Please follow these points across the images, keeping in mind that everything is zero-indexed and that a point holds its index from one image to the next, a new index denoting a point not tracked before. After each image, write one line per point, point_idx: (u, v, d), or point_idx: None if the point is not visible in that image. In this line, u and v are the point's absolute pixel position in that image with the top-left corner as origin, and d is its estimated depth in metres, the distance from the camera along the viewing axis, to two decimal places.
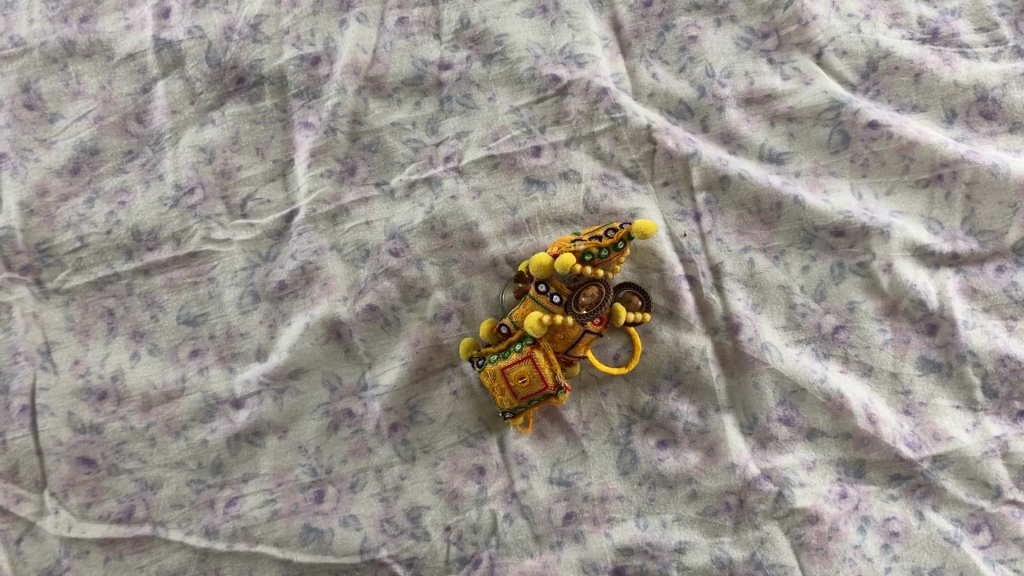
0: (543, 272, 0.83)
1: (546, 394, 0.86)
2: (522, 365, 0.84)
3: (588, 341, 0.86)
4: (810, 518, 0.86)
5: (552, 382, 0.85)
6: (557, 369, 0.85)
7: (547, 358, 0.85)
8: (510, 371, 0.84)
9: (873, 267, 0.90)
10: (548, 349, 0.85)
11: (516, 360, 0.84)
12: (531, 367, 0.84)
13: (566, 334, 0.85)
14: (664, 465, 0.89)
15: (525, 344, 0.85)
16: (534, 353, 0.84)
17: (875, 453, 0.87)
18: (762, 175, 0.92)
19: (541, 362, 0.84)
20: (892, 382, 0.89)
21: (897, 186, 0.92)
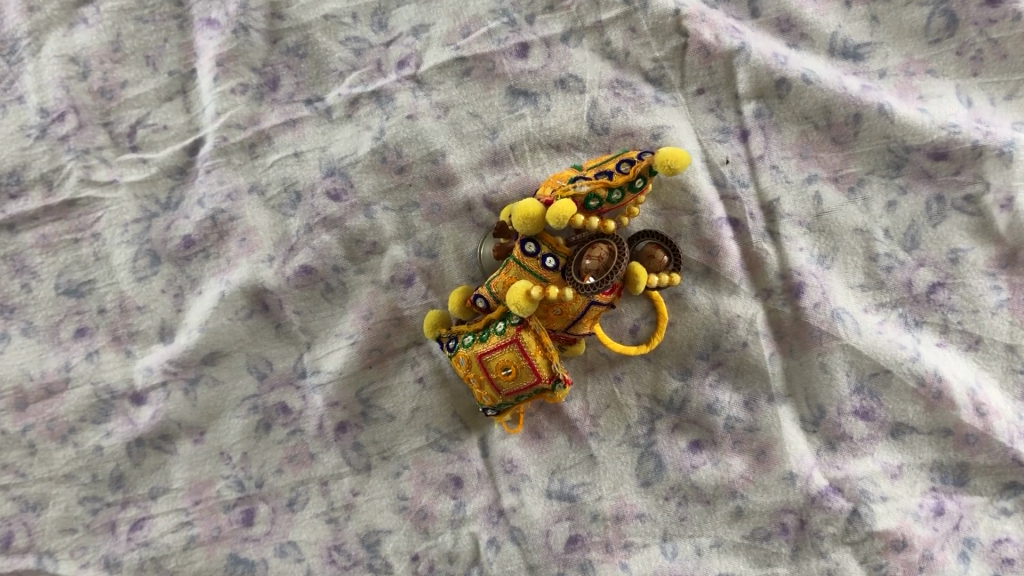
0: (531, 225, 0.59)
1: (539, 390, 0.63)
2: (505, 352, 0.61)
3: (596, 316, 0.63)
4: (895, 544, 0.64)
5: (547, 374, 0.62)
6: (554, 357, 0.62)
7: (539, 342, 0.62)
8: (491, 361, 0.62)
9: (986, 202, 0.66)
10: (541, 330, 0.62)
11: (498, 345, 0.61)
12: (518, 355, 0.61)
13: (564, 310, 0.61)
14: (698, 474, 0.67)
15: (509, 324, 0.61)
16: (521, 337, 0.61)
17: (983, 456, 0.65)
18: (835, 77, 0.67)
19: (532, 349, 0.61)
20: (1008, 359, 0.66)
21: (1021, 88, 0.66)
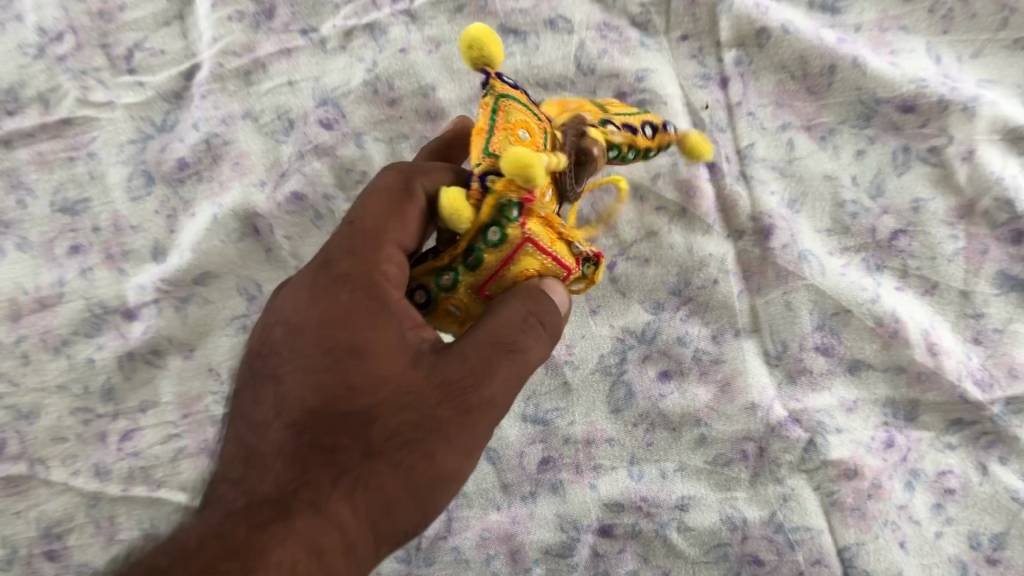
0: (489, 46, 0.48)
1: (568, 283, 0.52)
2: (519, 262, 0.47)
3: (553, 198, 0.50)
4: (846, 473, 0.68)
5: (573, 260, 0.50)
6: (573, 236, 0.50)
7: (550, 227, 0.48)
8: (496, 284, 0.48)
9: (948, 153, 0.70)
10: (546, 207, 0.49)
11: (507, 262, 0.47)
12: (540, 258, 0.48)
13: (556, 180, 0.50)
14: (666, 403, 0.70)
15: (509, 222, 0.46)
16: (533, 231, 0.47)
17: (934, 394, 0.69)
18: (812, 30, 0.71)
19: (550, 241, 0.48)
20: (961, 304, 0.70)
21: (989, 47, 0.70)
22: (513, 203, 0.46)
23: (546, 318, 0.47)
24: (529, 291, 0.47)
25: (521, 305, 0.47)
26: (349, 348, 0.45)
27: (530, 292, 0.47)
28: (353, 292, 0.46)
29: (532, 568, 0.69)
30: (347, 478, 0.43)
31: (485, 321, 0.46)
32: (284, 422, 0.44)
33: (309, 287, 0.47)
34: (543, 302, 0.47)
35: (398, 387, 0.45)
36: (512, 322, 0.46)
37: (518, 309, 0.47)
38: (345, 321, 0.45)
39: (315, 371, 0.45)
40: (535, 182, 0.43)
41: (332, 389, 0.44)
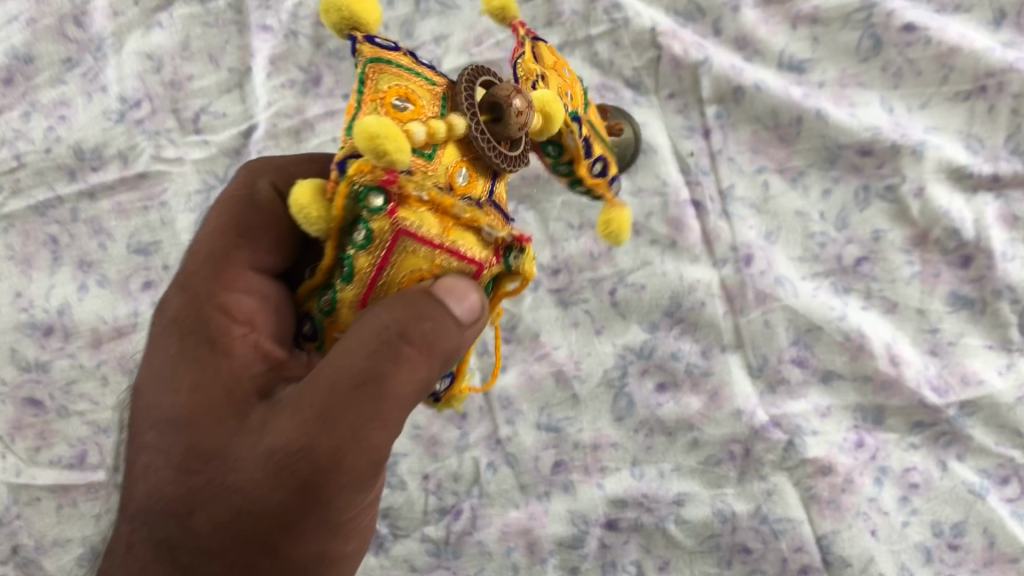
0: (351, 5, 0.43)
1: (491, 276, 0.46)
2: (401, 263, 0.42)
3: (467, 177, 0.45)
4: (822, 469, 0.78)
5: (485, 251, 0.44)
6: (482, 220, 0.43)
7: (444, 214, 0.42)
8: (383, 285, 0.43)
9: (903, 191, 0.81)
10: (431, 185, 0.41)
11: (383, 265, 0.42)
12: (427, 253, 0.42)
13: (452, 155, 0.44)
14: (663, 410, 0.81)
15: (372, 215, 0.40)
16: (407, 223, 0.41)
17: (897, 399, 0.79)
18: (781, 86, 0.82)
19: (442, 228, 0.42)
20: (919, 320, 0.80)
21: (934, 99, 0.81)
22: (376, 190, 0.40)
23: (408, 332, 0.42)
24: (390, 309, 0.42)
25: (369, 340, 0.42)
26: (185, 420, 0.46)
27: (393, 310, 0.42)
28: (187, 344, 0.48)
29: (548, 558, 0.79)
30: (193, 570, 0.45)
31: (331, 361, 0.43)
32: (135, 508, 0.46)
33: (149, 342, 0.49)
34: (406, 322, 0.42)
35: (224, 477, 0.44)
36: (364, 364, 0.42)
37: (387, 316, 0.42)
38: (171, 396, 0.46)
39: (155, 471, 0.46)
40: (384, 159, 0.38)
41: (173, 467, 0.45)
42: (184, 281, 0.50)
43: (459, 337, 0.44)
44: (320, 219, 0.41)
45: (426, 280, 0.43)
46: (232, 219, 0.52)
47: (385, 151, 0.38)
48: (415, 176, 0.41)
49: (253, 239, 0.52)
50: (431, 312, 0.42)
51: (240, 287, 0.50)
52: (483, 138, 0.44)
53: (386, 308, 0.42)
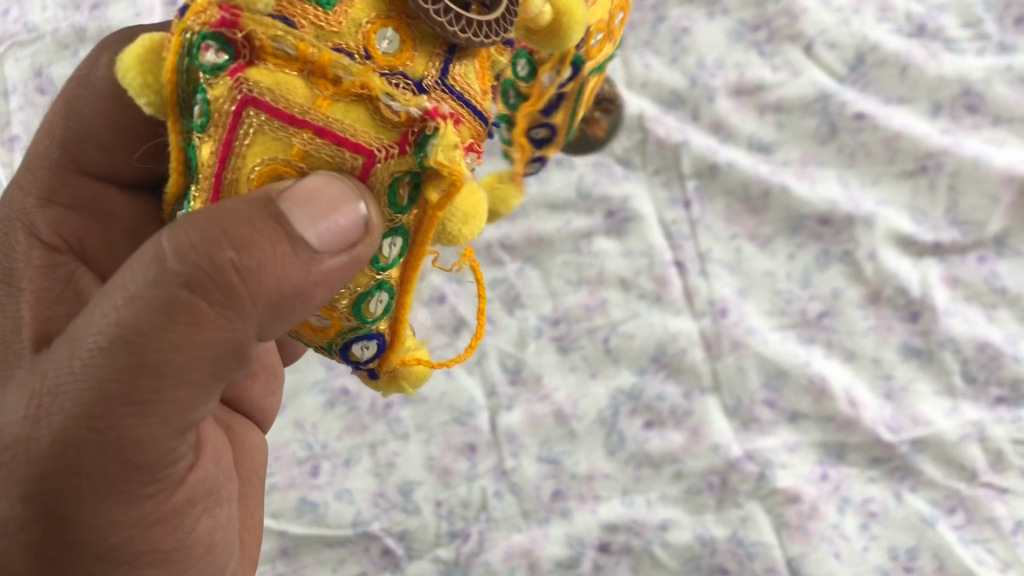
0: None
1: (401, 169, 0.40)
2: (257, 139, 0.39)
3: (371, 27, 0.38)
4: (791, 498, 0.88)
5: (385, 133, 0.39)
6: (375, 87, 0.38)
7: (323, 78, 0.38)
8: (232, 179, 0.40)
9: (858, 255, 0.93)
10: (301, 33, 0.37)
11: (224, 149, 0.39)
12: (285, 132, 0.38)
13: (365, 8, 0.38)
14: (650, 445, 0.91)
15: (213, 73, 0.38)
16: (251, 88, 0.37)
17: (856, 437, 0.89)
18: (751, 164, 0.96)
19: (312, 100, 0.38)
20: (874, 368, 0.92)
21: (883, 177, 0.94)
22: (214, 42, 0.37)
23: (235, 244, 0.39)
24: (181, 235, 0.39)
25: (150, 265, 0.40)
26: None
27: (203, 224, 0.39)
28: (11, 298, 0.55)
29: None
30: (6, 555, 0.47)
31: (106, 299, 0.41)
32: None
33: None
34: (205, 246, 0.39)
35: None
36: (139, 315, 0.40)
37: (176, 243, 0.39)
38: None
39: None
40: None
41: None
42: (8, 199, 0.61)
43: (280, 273, 0.41)
44: (149, 89, 0.40)
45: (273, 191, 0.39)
46: (69, 106, 0.61)
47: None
48: (278, 25, 0.37)
49: (87, 132, 0.61)
50: (263, 226, 0.39)
51: (62, 193, 0.61)
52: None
53: (182, 229, 0.39)
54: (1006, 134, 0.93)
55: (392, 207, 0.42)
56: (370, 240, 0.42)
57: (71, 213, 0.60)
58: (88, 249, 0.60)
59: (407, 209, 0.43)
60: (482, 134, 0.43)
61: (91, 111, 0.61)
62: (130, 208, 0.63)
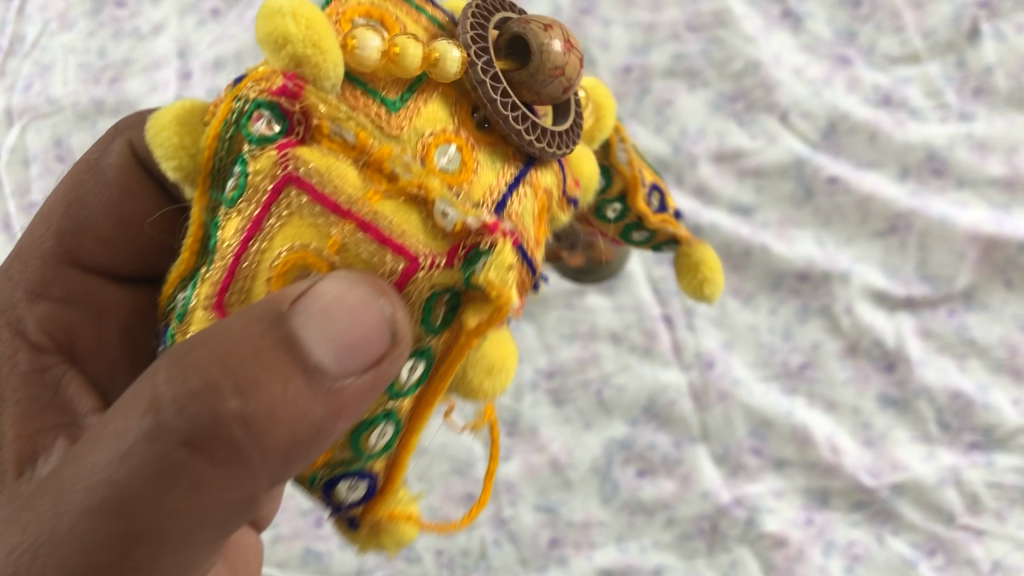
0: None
1: (435, 285, 0.42)
2: (286, 224, 0.41)
3: (433, 142, 0.43)
4: (779, 542, 0.92)
5: (434, 241, 0.41)
6: (432, 190, 0.41)
7: (376, 174, 0.41)
8: (252, 260, 0.42)
9: (836, 309, 0.99)
10: (362, 126, 0.41)
11: (253, 228, 0.41)
12: (326, 220, 0.41)
13: (430, 123, 0.43)
14: (642, 492, 0.95)
15: (261, 143, 0.41)
16: (299, 167, 0.40)
17: (839, 482, 0.94)
18: (733, 225, 1.02)
19: (362, 192, 0.41)
20: (854, 417, 0.97)
21: (856, 236, 1.00)
22: (268, 112, 0.41)
23: (238, 387, 0.40)
24: (177, 382, 0.40)
25: (147, 415, 0.41)
26: None
27: (202, 365, 0.40)
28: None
29: None
30: None
31: (100, 449, 0.42)
32: None
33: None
34: (207, 394, 0.40)
35: None
36: (141, 463, 0.41)
37: (176, 390, 0.40)
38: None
39: None
40: (303, 65, 0.40)
41: None
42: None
43: (290, 404, 0.41)
44: (185, 151, 0.44)
45: (285, 304, 0.40)
46: (73, 192, 0.65)
47: (284, 33, 0.40)
48: (344, 114, 0.41)
49: (87, 221, 0.65)
50: (271, 358, 0.40)
51: (53, 286, 0.64)
52: (491, 87, 0.44)
53: (181, 373, 0.40)
54: (970, 195, 0.99)
55: (423, 327, 0.43)
56: (398, 352, 0.42)
57: (61, 308, 0.64)
58: (76, 344, 0.64)
59: (437, 331, 0.44)
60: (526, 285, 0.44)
61: (94, 204, 0.65)
62: (125, 300, 0.67)
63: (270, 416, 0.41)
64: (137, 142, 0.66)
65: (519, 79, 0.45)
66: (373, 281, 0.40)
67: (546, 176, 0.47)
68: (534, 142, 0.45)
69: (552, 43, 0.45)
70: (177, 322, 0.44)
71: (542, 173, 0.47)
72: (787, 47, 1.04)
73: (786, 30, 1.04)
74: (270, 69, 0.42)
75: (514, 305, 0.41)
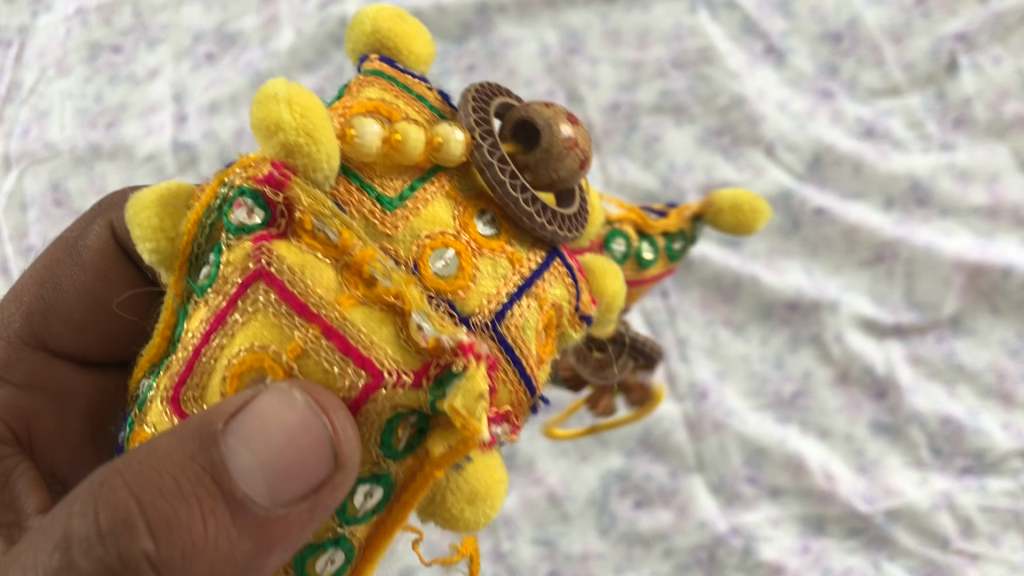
0: (388, 33, 0.51)
1: (395, 405, 0.42)
2: (246, 325, 0.41)
3: (426, 238, 0.44)
4: (776, 570, 0.92)
5: (407, 355, 0.41)
6: (410, 302, 0.42)
7: (354, 277, 0.42)
8: (210, 356, 0.42)
9: (826, 337, 1.00)
10: (346, 225, 0.43)
11: (217, 320, 0.42)
12: (290, 321, 0.41)
13: (428, 225, 0.44)
14: (640, 523, 0.96)
15: (239, 233, 0.43)
16: (272, 263, 0.41)
17: (834, 509, 0.94)
18: (722, 256, 1.04)
19: (335, 296, 0.41)
20: (847, 444, 0.98)
21: (844, 265, 1.02)
22: (250, 201, 0.43)
23: (153, 525, 0.40)
24: (91, 517, 0.40)
25: (57, 551, 0.41)
26: None
27: (120, 500, 0.40)
28: None
29: None
30: None
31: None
32: None
33: None
34: (121, 531, 0.40)
35: None
36: None
37: (87, 526, 0.40)
38: None
39: None
40: (296, 154, 0.42)
41: None
42: None
43: (211, 540, 0.41)
44: (162, 234, 0.46)
45: (217, 424, 0.40)
46: (48, 274, 0.68)
47: (277, 120, 0.41)
48: (331, 213, 0.43)
49: (57, 306, 0.67)
50: (194, 486, 0.41)
51: (17, 370, 0.67)
52: (501, 171, 0.46)
53: (94, 508, 0.40)
54: (954, 224, 1.01)
55: (385, 451, 0.43)
56: (340, 480, 0.41)
57: (22, 394, 0.66)
58: (36, 432, 0.66)
59: (401, 456, 0.44)
60: (524, 405, 0.46)
61: (67, 285, 0.67)
62: (90, 386, 0.69)
63: (186, 556, 0.41)
64: (116, 225, 0.68)
65: (529, 163, 0.48)
66: (317, 396, 0.40)
67: (557, 290, 0.47)
68: (549, 232, 0.47)
69: (561, 127, 0.48)
70: (138, 408, 0.46)
71: (552, 285, 0.47)
72: (771, 82, 1.06)
73: (770, 66, 1.07)
74: (260, 156, 0.44)
75: (483, 438, 0.40)
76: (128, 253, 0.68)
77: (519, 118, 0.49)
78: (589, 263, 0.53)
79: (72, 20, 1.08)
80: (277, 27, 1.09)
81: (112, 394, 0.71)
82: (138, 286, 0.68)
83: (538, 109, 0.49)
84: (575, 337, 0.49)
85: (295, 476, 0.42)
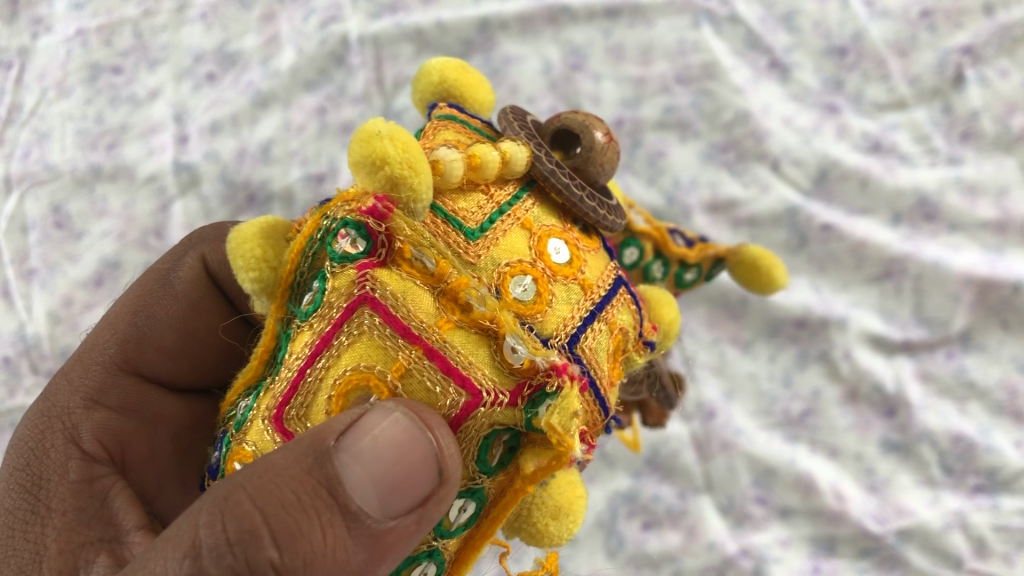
0: (453, 83, 0.57)
1: (492, 421, 0.45)
2: (354, 346, 0.44)
3: (509, 266, 0.47)
4: None
5: (501, 375, 0.44)
6: (505, 324, 0.44)
7: (450, 303, 0.45)
8: (315, 377, 0.44)
9: (835, 355, 0.99)
10: (442, 254, 0.45)
11: (321, 343, 0.44)
12: (394, 343, 0.44)
13: (506, 254, 0.48)
14: (648, 545, 0.95)
15: (343, 261, 0.45)
16: (376, 288, 0.44)
17: (845, 529, 0.93)
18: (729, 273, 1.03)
19: (435, 319, 0.44)
20: (857, 463, 0.97)
21: (851, 281, 1.01)
22: (353, 231, 0.45)
23: (277, 536, 0.41)
24: (217, 528, 0.41)
25: (183, 560, 0.42)
26: None
27: (245, 511, 0.41)
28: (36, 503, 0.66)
29: None
30: None
31: None
32: None
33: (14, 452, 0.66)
34: (248, 540, 0.41)
35: None
36: None
37: (214, 537, 0.41)
38: None
39: None
40: (400, 186, 0.44)
41: None
42: (60, 375, 0.69)
43: (330, 550, 0.42)
44: (265, 263, 0.46)
45: (330, 440, 0.42)
46: (143, 301, 0.70)
47: (383, 155, 0.43)
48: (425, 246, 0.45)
49: (151, 334, 0.69)
50: (312, 500, 0.42)
51: (111, 394, 0.67)
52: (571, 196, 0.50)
53: (221, 519, 0.41)
54: (962, 239, 1.00)
55: (481, 467, 0.46)
56: (444, 493, 0.43)
57: (117, 417, 0.67)
58: (128, 456, 0.67)
59: (494, 472, 0.46)
60: (597, 424, 0.48)
61: (162, 313, 0.70)
62: (179, 412, 0.71)
63: (307, 566, 0.42)
64: (209, 258, 0.73)
65: (574, 167, 0.53)
66: (421, 414, 0.42)
67: (623, 316, 0.52)
68: (601, 216, 0.52)
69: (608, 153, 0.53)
70: (234, 429, 0.47)
71: (620, 311, 0.51)
72: (775, 97, 1.05)
73: (775, 81, 1.06)
74: (361, 190, 0.45)
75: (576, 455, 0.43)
76: (218, 284, 0.72)
77: (557, 127, 0.54)
78: (646, 293, 0.58)
79: (72, 41, 1.06)
80: (278, 46, 1.07)
81: (200, 421, 0.73)
82: (229, 316, 0.72)
83: (571, 117, 0.54)
84: (640, 361, 0.53)
85: (404, 491, 0.43)
